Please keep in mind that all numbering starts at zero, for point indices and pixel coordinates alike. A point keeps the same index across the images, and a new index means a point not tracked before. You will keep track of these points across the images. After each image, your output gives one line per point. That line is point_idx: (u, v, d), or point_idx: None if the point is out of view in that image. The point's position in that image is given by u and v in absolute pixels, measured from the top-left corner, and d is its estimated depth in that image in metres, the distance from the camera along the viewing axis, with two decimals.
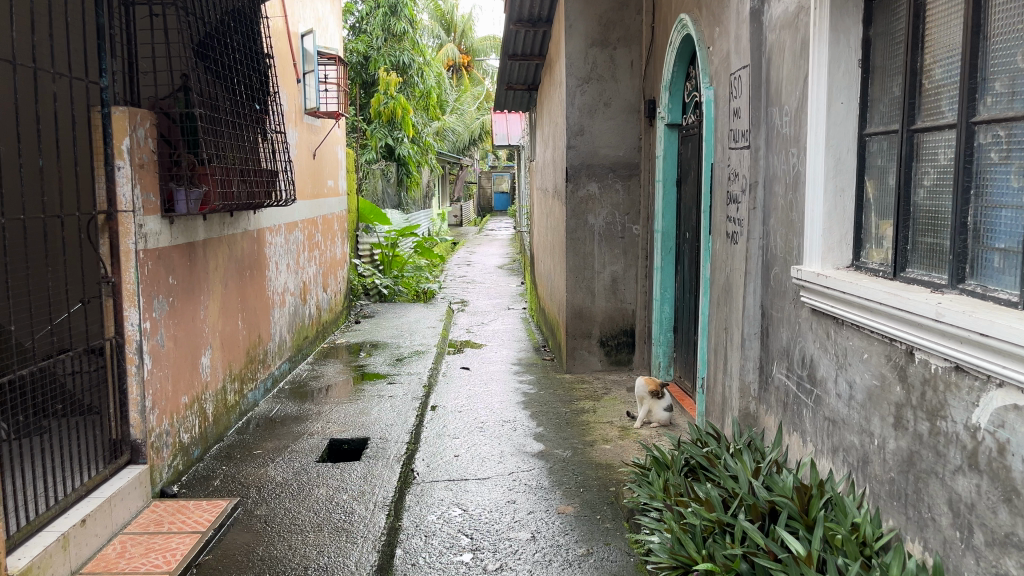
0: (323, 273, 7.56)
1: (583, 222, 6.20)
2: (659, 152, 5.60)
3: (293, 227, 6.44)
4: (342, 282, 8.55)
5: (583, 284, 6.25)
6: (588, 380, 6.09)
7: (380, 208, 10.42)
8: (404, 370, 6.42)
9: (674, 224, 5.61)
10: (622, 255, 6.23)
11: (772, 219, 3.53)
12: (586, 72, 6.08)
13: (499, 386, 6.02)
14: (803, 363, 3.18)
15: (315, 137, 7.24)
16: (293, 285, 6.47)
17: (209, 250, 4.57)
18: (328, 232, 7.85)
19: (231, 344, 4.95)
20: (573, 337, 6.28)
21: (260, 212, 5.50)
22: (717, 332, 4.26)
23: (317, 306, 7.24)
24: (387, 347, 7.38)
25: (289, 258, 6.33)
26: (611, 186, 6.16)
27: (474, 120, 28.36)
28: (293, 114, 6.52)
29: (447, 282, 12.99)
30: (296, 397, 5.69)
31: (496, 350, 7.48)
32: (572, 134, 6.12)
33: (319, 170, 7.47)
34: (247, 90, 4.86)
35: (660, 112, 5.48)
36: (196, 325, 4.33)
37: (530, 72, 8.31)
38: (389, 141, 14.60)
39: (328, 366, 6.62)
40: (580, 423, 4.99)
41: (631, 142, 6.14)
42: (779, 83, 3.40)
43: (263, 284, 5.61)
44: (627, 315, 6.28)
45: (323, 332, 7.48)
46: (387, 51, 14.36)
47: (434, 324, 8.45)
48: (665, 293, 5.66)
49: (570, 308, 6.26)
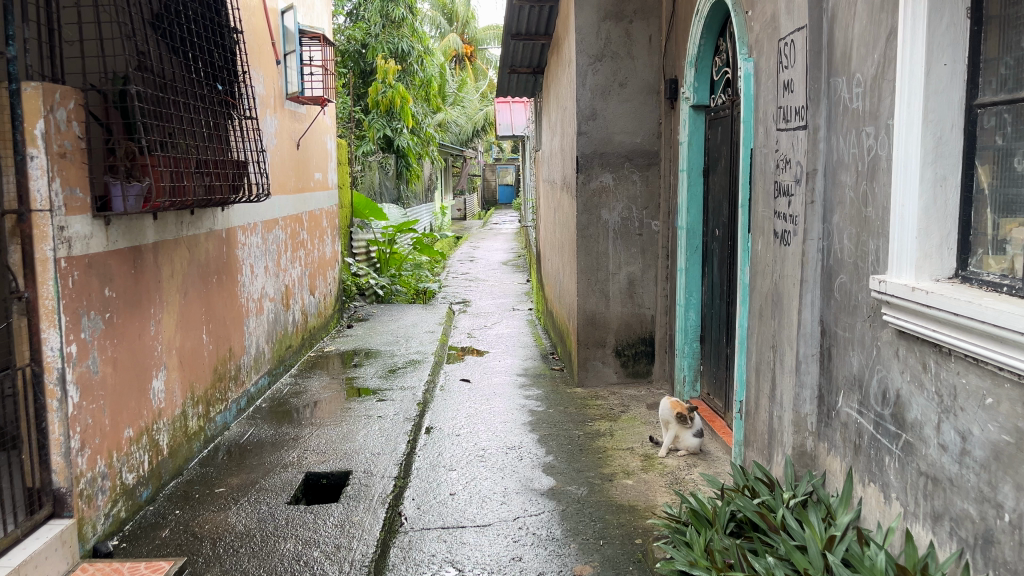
0: (309, 275, 6.91)
1: (596, 217, 5.52)
2: (683, 138, 4.94)
3: (272, 225, 5.79)
4: (332, 283, 7.89)
5: (596, 288, 5.58)
6: (603, 395, 5.43)
7: (375, 202, 9.74)
8: (397, 383, 5.77)
9: (700, 220, 4.94)
10: (640, 255, 5.56)
11: (837, 215, 2.85)
12: (599, 48, 5.40)
13: (503, 403, 5.35)
14: (885, 399, 2.51)
15: (299, 126, 6.61)
16: (273, 290, 5.81)
17: (164, 255, 3.91)
18: (316, 230, 7.19)
19: (193, 362, 4.28)
20: (586, 346, 5.62)
21: (230, 209, 4.85)
22: (761, 349, 3.59)
23: (302, 311, 6.58)
24: (380, 356, 6.71)
25: (268, 260, 5.68)
26: (627, 176, 5.49)
27: (477, 111, 27.66)
28: (272, 100, 5.89)
29: (449, 279, 12.30)
30: (273, 418, 5.03)
31: (499, 358, 6.82)
32: (583, 118, 5.44)
33: (305, 162, 6.81)
34: (209, 68, 4.16)
35: (683, 92, 4.82)
36: (144, 344, 3.68)
37: (535, 54, 7.61)
38: (388, 132, 13.94)
39: (313, 380, 5.97)
40: (596, 451, 4.33)
41: (649, 128, 5.47)
42: (850, 45, 2.72)
43: (235, 290, 4.95)
44: (646, 321, 5.61)
45: (310, 339, 6.82)
46: (384, 38, 13.62)
47: (433, 329, 7.79)
48: (691, 299, 4.99)
49: (582, 314, 5.59)
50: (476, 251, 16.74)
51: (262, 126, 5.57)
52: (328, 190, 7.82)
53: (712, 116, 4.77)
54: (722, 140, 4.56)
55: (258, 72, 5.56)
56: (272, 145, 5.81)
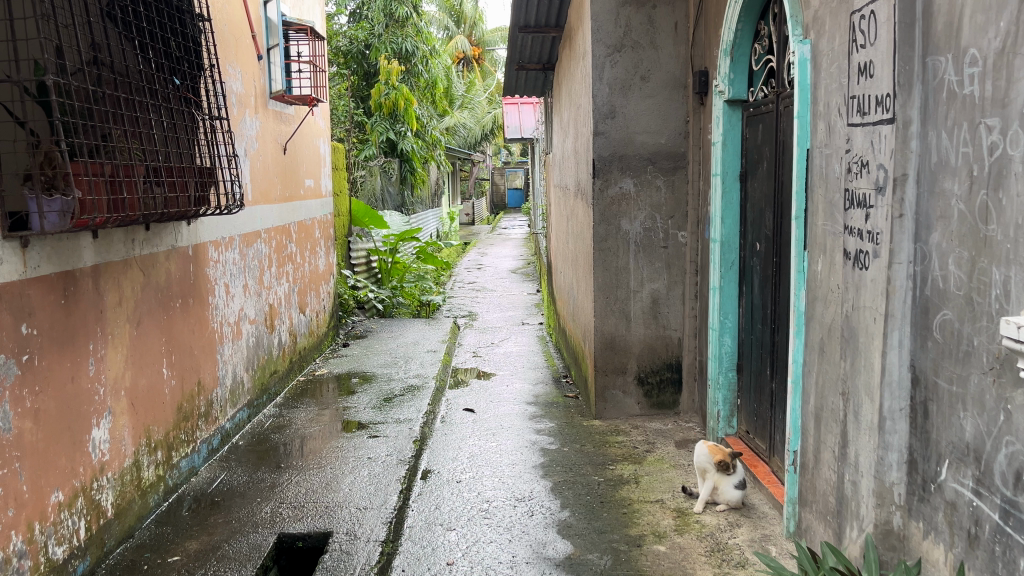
0: (298, 291, 6.30)
1: (615, 228, 4.89)
2: (716, 138, 4.31)
3: (253, 238, 5.18)
4: (326, 298, 7.28)
5: (616, 308, 4.95)
6: (624, 430, 4.79)
7: (376, 210, 9.16)
8: (392, 415, 5.15)
9: (736, 232, 4.30)
10: (665, 270, 4.92)
11: (937, 234, 2.22)
12: (618, 37, 4.78)
13: (511, 439, 4.72)
14: (1020, 482, 1.89)
15: (286, 128, 6.00)
16: (254, 310, 5.20)
17: (109, 279, 3.31)
18: (307, 241, 6.59)
19: (150, 402, 3.67)
20: (604, 373, 4.99)
21: (199, 222, 4.25)
22: (824, 393, 2.95)
23: (289, 331, 5.98)
24: (376, 381, 6.10)
25: (247, 277, 5.07)
26: (650, 181, 4.86)
27: (485, 114, 27.11)
28: (253, 98, 5.28)
29: (454, 290, 11.68)
30: (249, 460, 4.42)
31: (507, 381, 6.19)
32: (600, 116, 4.82)
33: (293, 168, 6.20)
34: (165, 58, 3.53)
35: (717, 86, 4.19)
36: (81, 387, 3.07)
37: (545, 49, 7.00)
38: (390, 135, 13.31)
39: (300, 410, 5.35)
40: (620, 505, 3.70)
41: (675, 127, 4.84)
42: (962, 12, 2.09)
43: (205, 314, 4.33)
44: (672, 345, 4.97)
45: (299, 362, 6.22)
46: (388, 38, 13.08)
47: (435, 348, 7.16)
48: (725, 322, 4.35)
49: (600, 337, 4.97)
50: (483, 258, 16.13)
51: (239, 128, 4.95)
52: (321, 197, 7.20)
53: (750, 112, 4.14)
54: (764, 139, 3.93)
55: (235, 66, 4.95)
56: (252, 148, 5.19)
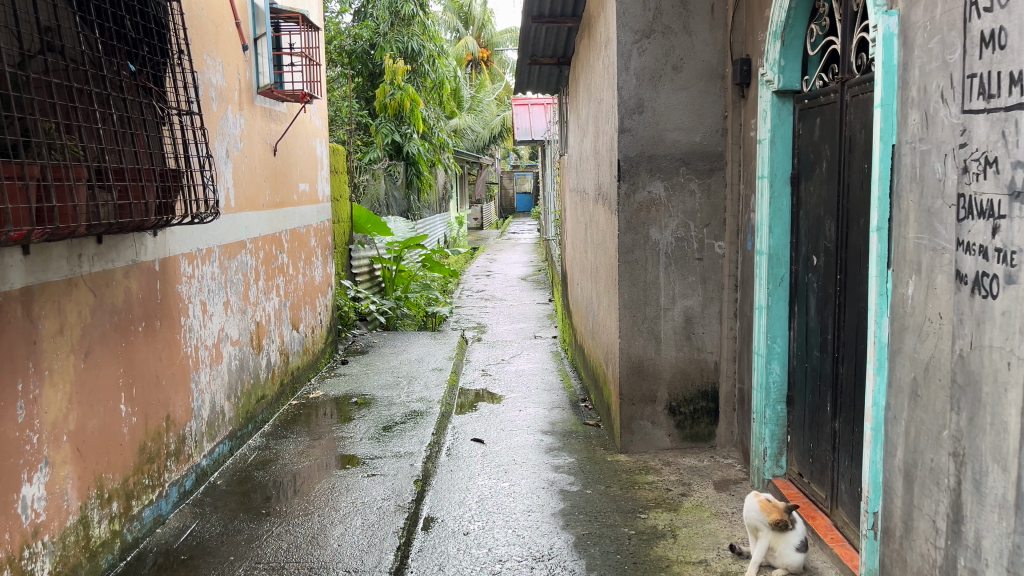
0: (291, 306, 5.75)
1: (644, 238, 4.33)
2: (763, 135, 3.74)
3: (236, 249, 4.63)
4: (324, 312, 6.73)
5: (644, 327, 4.38)
6: (655, 467, 4.23)
7: (379, 216, 8.61)
8: (391, 447, 4.58)
9: (787, 243, 3.73)
10: (700, 285, 4.35)
11: None
12: (647, 22, 4.21)
13: (526, 479, 4.15)
14: None
15: (276, 127, 5.45)
16: (237, 330, 4.65)
17: (46, 303, 2.76)
18: (301, 250, 6.04)
19: (103, 446, 3.13)
20: (630, 402, 4.42)
21: (168, 232, 3.70)
22: (919, 448, 2.38)
23: (279, 350, 5.43)
24: (376, 405, 5.53)
25: (229, 293, 4.52)
26: (683, 185, 4.29)
27: (494, 116, 26.57)
28: (238, 92, 4.73)
29: (462, 299, 11.12)
30: (226, 504, 3.86)
31: (520, 406, 5.62)
32: (626, 111, 4.26)
33: (285, 171, 5.66)
34: (116, 39, 2.98)
35: (766, 75, 3.62)
36: (7, 438, 2.53)
37: (561, 41, 6.43)
38: (396, 137, 12.76)
39: (289, 441, 4.79)
40: (657, 568, 3.13)
41: (712, 123, 4.27)
42: None
43: (175, 338, 3.78)
44: (708, 370, 4.41)
45: (291, 384, 5.66)
46: (393, 37, 12.57)
47: (440, 365, 6.60)
48: (773, 347, 3.78)
49: (626, 360, 4.40)
50: (492, 265, 15.59)
51: (220, 125, 4.40)
52: (318, 203, 6.65)
53: (804, 105, 3.56)
54: (823, 136, 3.36)
55: (216, 57, 4.41)
56: (236, 149, 4.65)
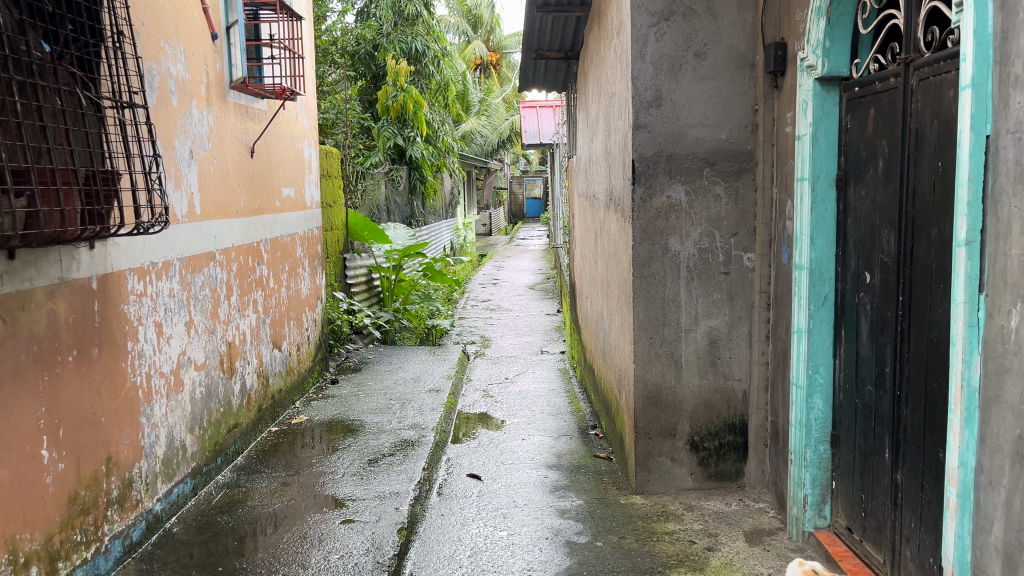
0: (272, 322, 5.23)
1: (663, 249, 3.79)
2: (803, 131, 3.20)
3: (202, 261, 4.12)
4: (312, 327, 6.22)
5: (662, 351, 3.84)
6: (676, 513, 3.68)
7: (376, 223, 8.10)
8: (376, 487, 4.04)
9: (831, 256, 3.18)
10: (726, 303, 3.81)
11: None
12: (665, 3, 3.68)
13: (528, 528, 3.60)
14: None
15: (253, 126, 4.95)
16: (203, 353, 4.13)
17: None
18: (284, 261, 5.53)
19: (16, 501, 2.60)
20: (647, 436, 3.88)
21: (110, 245, 3.19)
22: None
23: (257, 373, 4.92)
24: (364, 433, 5.00)
25: (193, 312, 4.00)
26: (706, 189, 3.76)
27: (503, 121, 26.06)
28: (207, 85, 4.24)
29: (467, 310, 10.59)
30: (180, 558, 3.33)
31: (523, 434, 5.08)
32: (642, 105, 3.73)
33: (265, 174, 5.16)
34: (27, 13, 2.49)
35: (807, 59, 3.09)
36: None
37: (569, 32, 5.91)
38: (398, 140, 12.27)
39: (261, 477, 4.26)
40: None
41: (740, 118, 3.73)
42: None
43: (120, 367, 3.27)
44: (736, 400, 3.86)
45: (271, 409, 5.15)
46: (397, 37, 12.14)
47: (438, 386, 6.07)
48: (815, 378, 3.23)
49: (642, 388, 3.86)
50: (499, 273, 15.05)
51: (180, 122, 3.91)
52: (306, 210, 6.14)
53: (853, 94, 3.02)
54: (878, 130, 2.81)
55: (177, 44, 3.91)
56: (202, 149, 4.15)
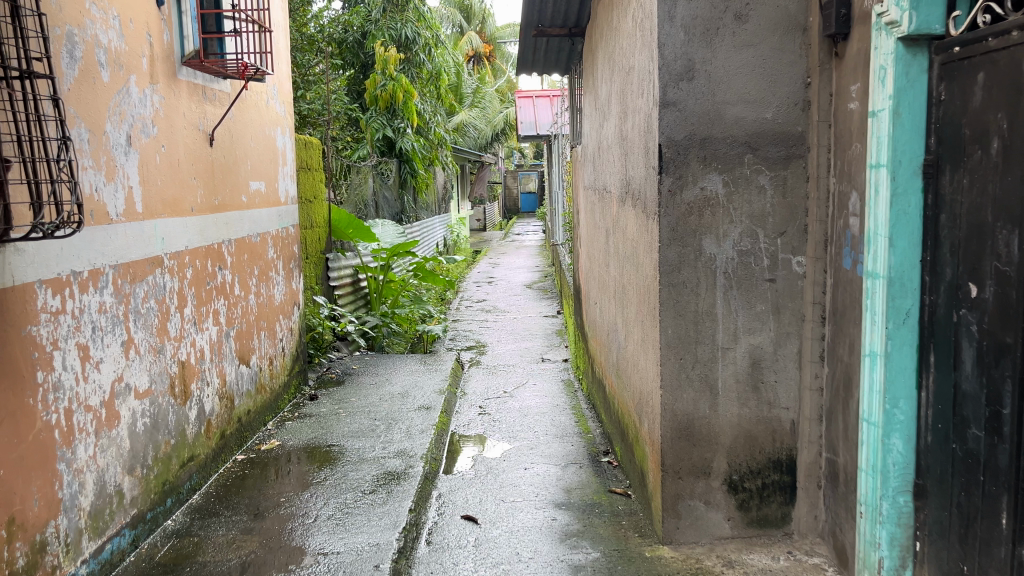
0: (237, 335, 4.57)
1: (696, 253, 3.15)
2: (880, 105, 2.56)
3: (145, 269, 3.46)
4: (287, 338, 5.56)
5: (695, 375, 3.20)
6: (715, 571, 3.05)
7: (362, 219, 7.43)
8: (354, 537, 3.39)
9: (915, 263, 2.54)
10: (771, 317, 3.18)
11: None
12: None
13: None
14: None
15: (212, 110, 4.28)
16: (148, 378, 3.47)
17: None
18: (253, 265, 4.86)
19: None
20: (676, 476, 3.25)
21: (8, 253, 2.53)
22: None
23: (218, 395, 4.26)
24: (342, 463, 4.33)
25: (134, 329, 3.34)
26: (748, 178, 3.13)
27: (498, 113, 25.34)
28: (151, 58, 3.58)
29: (461, 312, 9.93)
30: None
31: (526, 461, 4.44)
32: (671, 78, 3.08)
33: (228, 166, 4.50)
34: None
35: (888, 15, 2.45)
36: None
37: (574, 6, 5.25)
38: (387, 132, 11.57)
39: (219, 521, 3.60)
40: None
41: (789, 93, 3.09)
42: None
43: (26, 405, 2.61)
44: (782, 433, 3.23)
45: (236, 435, 4.49)
46: (386, 24, 11.45)
47: (428, 402, 5.42)
48: (894, 415, 2.59)
49: (671, 418, 3.22)
50: (494, 271, 14.38)
51: (114, 101, 3.25)
52: (279, 206, 5.47)
53: (951, 57, 2.38)
54: (989, 100, 2.18)
55: (110, 7, 3.24)
56: (145, 135, 3.49)
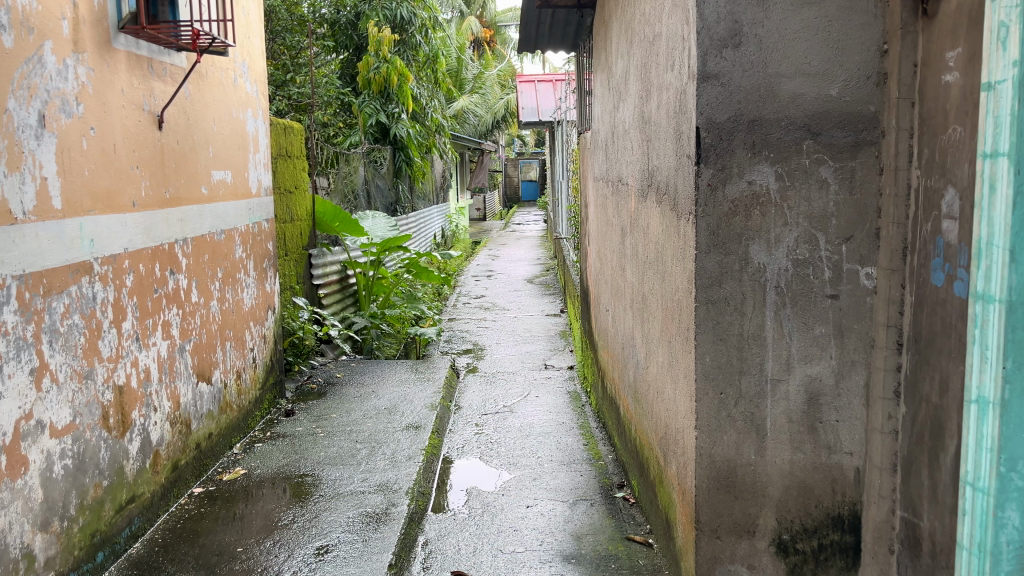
0: (195, 348, 3.96)
1: (741, 262, 2.54)
2: (999, 75, 1.93)
3: (65, 279, 2.84)
4: (259, 346, 4.93)
5: (738, 413, 2.60)
6: None
7: (348, 212, 6.80)
8: None
9: None
10: (832, 343, 2.57)
11: None
12: None
13: None
14: None
15: (160, 87, 3.64)
16: (70, 410, 2.86)
17: None
18: (215, 267, 4.24)
19: None
20: (713, 535, 2.64)
21: None
22: None
23: (168, 420, 3.64)
24: (314, 499, 3.72)
25: (47, 353, 2.72)
26: (806, 170, 2.51)
27: (499, 99, 24.59)
28: (74, 21, 2.95)
29: (459, 310, 9.29)
30: None
31: (528, 497, 3.83)
32: (713, 44, 2.45)
33: (183, 152, 3.87)
34: None
35: None
36: None
37: None
38: (381, 117, 10.90)
39: None
40: None
41: (859, 64, 2.47)
42: None
43: None
44: (845, 484, 2.62)
45: (191, 465, 3.88)
46: (380, 3, 10.75)
47: (418, 420, 4.81)
48: (1011, 480, 1.98)
49: (708, 465, 2.61)
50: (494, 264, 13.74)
51: (20, 71, 2.62)
52: (250, 198, 4.84)
53: None
54: None
55: None
56: (65, 114, 2.87)
